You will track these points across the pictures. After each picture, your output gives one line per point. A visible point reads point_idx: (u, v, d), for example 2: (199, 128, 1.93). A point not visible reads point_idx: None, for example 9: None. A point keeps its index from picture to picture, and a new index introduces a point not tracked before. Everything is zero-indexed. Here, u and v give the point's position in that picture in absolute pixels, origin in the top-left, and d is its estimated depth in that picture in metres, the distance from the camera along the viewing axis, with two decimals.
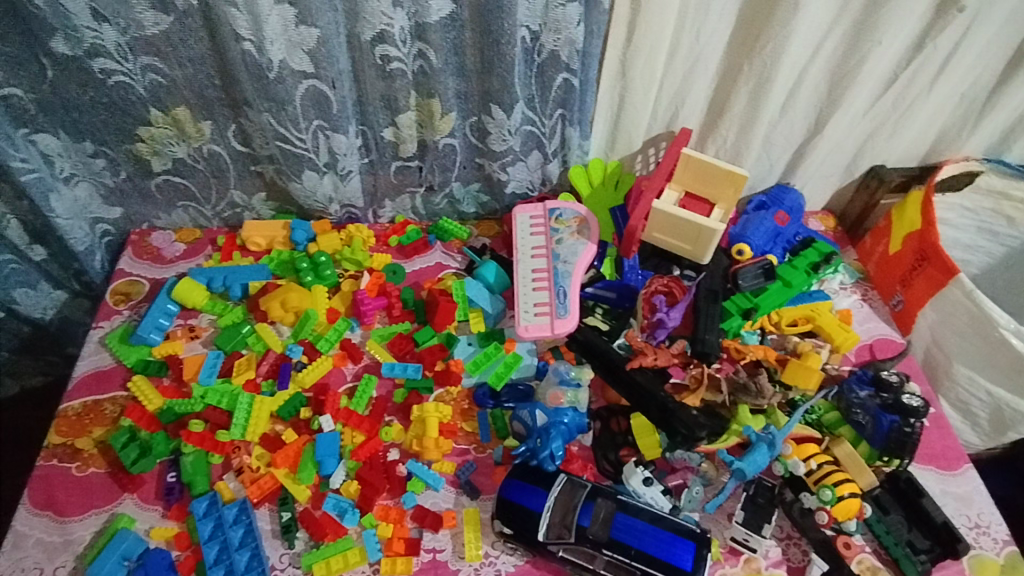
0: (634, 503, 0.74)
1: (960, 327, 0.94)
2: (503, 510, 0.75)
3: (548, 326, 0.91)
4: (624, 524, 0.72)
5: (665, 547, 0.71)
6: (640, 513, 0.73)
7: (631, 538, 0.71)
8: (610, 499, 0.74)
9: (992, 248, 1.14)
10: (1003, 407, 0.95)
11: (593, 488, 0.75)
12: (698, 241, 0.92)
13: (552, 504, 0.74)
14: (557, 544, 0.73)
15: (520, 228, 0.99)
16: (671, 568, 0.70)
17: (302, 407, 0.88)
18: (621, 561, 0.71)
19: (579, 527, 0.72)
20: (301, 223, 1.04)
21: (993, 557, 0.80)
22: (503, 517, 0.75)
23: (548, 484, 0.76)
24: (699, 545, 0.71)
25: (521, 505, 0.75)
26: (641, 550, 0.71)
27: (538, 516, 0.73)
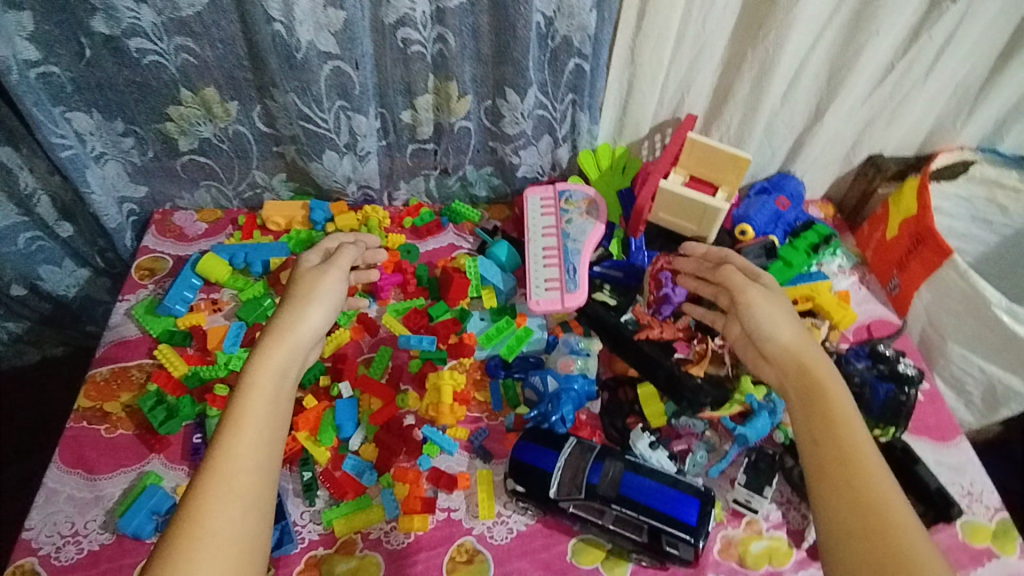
0: (642, 464, 0.78)
1: (954, 307, 0.98)
2: (516, 469, 0.79)
3: (558, 300, 0.94)
4: (632, 481, 0.75)
5: (671, 503, 0.73)
6: (646, 472, 0.76)
7: (639, 495, 0.74)
8: (619, 459, 0.78)
9: (986, 238, 1.20)
10: (996, 384, 0.99)
11: (602, 450, 0.79)
12: (702, 220, 0.96)
13: (563, 464, 0.78)
14: (567, 501, 0.76)
15: (531, 209, 1.03)
16: (678, 523, 0.72)
17: (322, 375, 0.91)
18: (630, 516, 0.74)
19: (589, 484, 0.75)
20: (320, 203, 1.09)
21: (985, 523, 0.83)
22: (516, 476, 0.78)
23: (558, 446, 0.79)
24: (703, 501, 0.74)
25: (534, 465, 0.78)
26: (648, 505, 0.73)
27: (549, 475, 0.77)
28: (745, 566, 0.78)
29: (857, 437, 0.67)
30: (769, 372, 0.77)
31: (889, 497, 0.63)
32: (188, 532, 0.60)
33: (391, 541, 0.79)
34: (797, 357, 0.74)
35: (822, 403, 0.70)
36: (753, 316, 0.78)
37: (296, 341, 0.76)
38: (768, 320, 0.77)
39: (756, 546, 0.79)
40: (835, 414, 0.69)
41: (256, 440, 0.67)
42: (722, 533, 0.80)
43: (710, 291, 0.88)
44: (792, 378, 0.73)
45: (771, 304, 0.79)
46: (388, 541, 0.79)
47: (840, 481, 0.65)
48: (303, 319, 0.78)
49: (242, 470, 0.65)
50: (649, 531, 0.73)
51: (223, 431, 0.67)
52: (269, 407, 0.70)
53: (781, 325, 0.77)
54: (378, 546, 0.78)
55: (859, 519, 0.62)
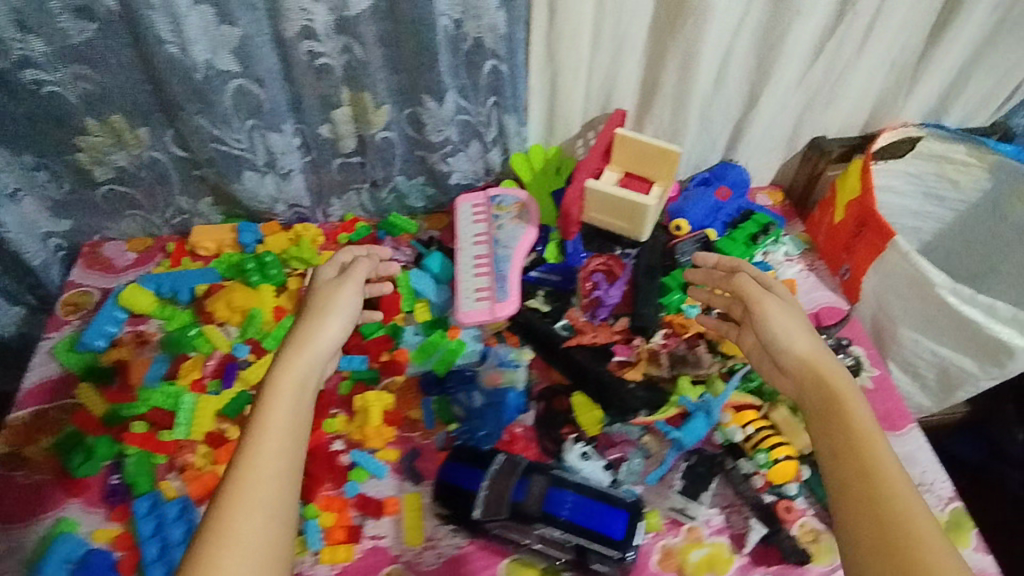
0: (569, 477, 0.75)
1: (901, 289, 0.94)
2: (442, 491, 0.77)
3: (488, 311, 0.91)
4: (557, 497, 0.72)
5: (598, 518, 0.71)
6: (573, 487, 0.73)
7: (565, 511, 0.71)
8: (544, 474, 0.74)
9: (940, 215, 1.17)
10: (948, 366, 0.95)
11: (529, 465, 0.76)
12: (633, 218, 0.92)
13: (488, 483, 0.75)
14: (491, 522, 0.73)
15: (462, 217, 1.00)
16: (603, 540, 0.70)
17: (247, 404, 0.89)
18: (555, 534, 0.71)
19: (513, 503, 0.73)
20: (249, 226, 1.06)
21: (937, 514, 0.80)
22: (441, 498, 0.76)
23: (485, 464, 0.76)
24: (631, 513, 0.72)
25: (458, 486, 0.75)
26: (573, 523, 0.71)
27: (473, 496, 0.74)
28: None
29: (880, 450, 0.63)
30: (786, 383, 0.74)
31: (913, 513, 0.58)
32: (214, 538, 0.56)
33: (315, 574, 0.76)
34: (814, 368, 0.71)
35: (842, 415, 0.66)
36: (768, 327, 0.75)
37: (317, 349, 0.72)
38: (781, 329, 0.74)
39: (695, 555, 0.76)
40: (855, 427, 0.64)
41: (279, 449, 0.62)
42: (660, 543, 0.77)
43: (723, 301, 0.84)
44: (809, 388, 0.70)
45: (788, 315, 0.75)
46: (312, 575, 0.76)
47: (859, 495, 0.60)
48: (323, 327, 0.74)
49: (267, 479, 0.60)
50: (574, 549, 0.71)
51: (247, 434, 0.63)
52: (294, 410, 0.66)
53: (798, 337, 0.73)
54: None
55: (880, 530, 0.57)
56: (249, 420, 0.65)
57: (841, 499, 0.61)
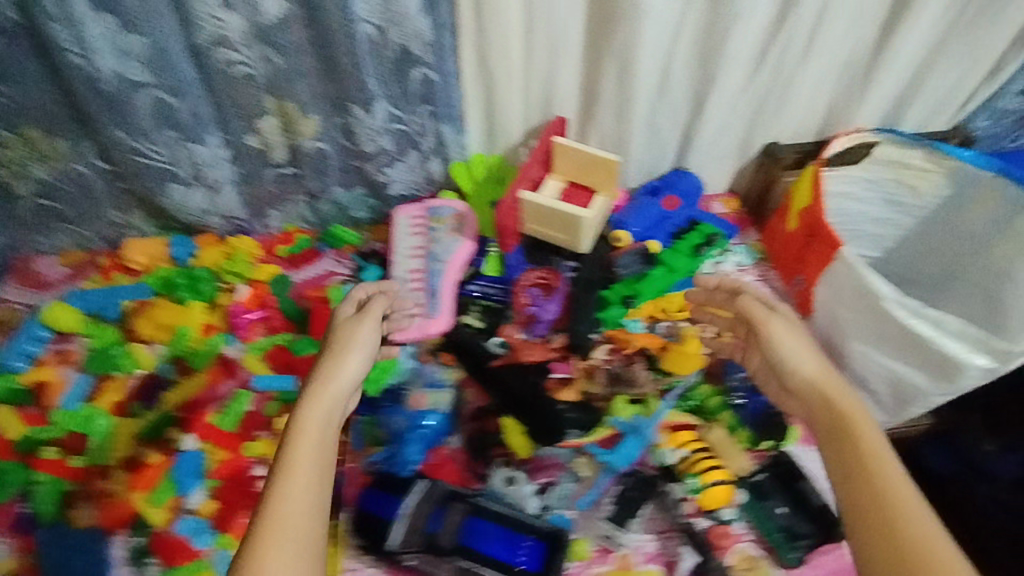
0: (488, 506, 0.73)
1: (849, 300, 0.91)
2: (359, 519, 0.73)
3: (419, 328, 0.87)
4: (473, 527, 0.71)
5: (515, 552, 0.70)
6: (491, 516, 0.72)
7: (483, 544, 0.70)
8: (463, 502, 0.72)
9: (901, 222, 1.12)
10: (901, 383, 0.91)
11: (449, 493, 0.73)
12: (569, 229, 0.88)
13: (407, 510, 0.72)
14: (408, 553, 0.71)
15: (399, 230, 0.95)
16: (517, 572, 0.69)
17: (169, 427, 0.86)
18: (470, 567, 0.69)
19: (428, 533, 0.70)
20: (182, 239, 1.03)
21: None
22: (359, 527, 0.73)
23: (405, 491, 0.73)
24: (548, 544, 0.71)
25: (377, 513, 0.72)
26: (487, 554, 0.69)
27: (391, 523, 0.71)
28: None
29: (891, 468, 0.58)
30: (795, 405, 0.69)
31: (931, 537, 0.53)
32: None
33: None
34: (819, 386, 0.66)
35: (854, 436, 0.61)
36: (774, 349, 0.70)
37: (341, 388, 0.65)
38: (788, 348, 0.69)
39: None
40: (862, 446, 0.60)
41: (306, 497, 0.55)
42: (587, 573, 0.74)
43: (726, 323, 0.80)
44: (817, 408, 0.65)
45: (795, 335, 0.70)
46: None
47: (873, 518, 0.55)
48: (349, 364, 0.67)
49: (292, 530, 0.53)
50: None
51: (270, 484, 0.56)
52: (319, 455, 0.59)
53: (805, 355, 0.68)
54: None
55: (896, 552, 0.52)
56: (272, 468, 0.58)
57: (854, 521, 0.56)
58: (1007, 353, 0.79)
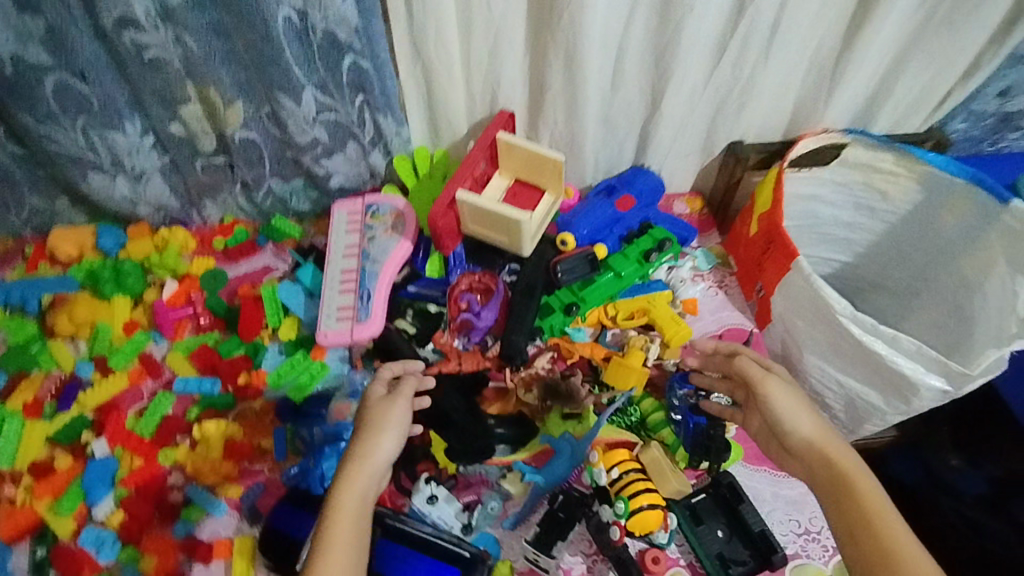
0: (404, 527, 0.69)
1: (805, 312, 0.86)
2: (269, 538, 0.71)
3: (348, 332, 0.83)
4: (384, 550, 0.68)
5: None
6: (405, 538, 0.68)
7: (392, 568, 0.67)
8: (376, 524, 0.68)
9: (873, 226, 1.04)
10: (855, 398, 0.87)
11: None
12: (510, 233, 0.84)
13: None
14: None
15: (336, 226, 0.92)
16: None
17: (83, 430, 0.81)
18: None
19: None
20: (111, 229, 0.97)
21: (819, 567, 0.73)
22: (265, 544, 0.71)
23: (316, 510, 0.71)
24: (462, 571, 0.67)
25: (288, 532, 0.70)
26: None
27: (302, 542, 0.69)
28: None
29: (898, 531, 0.56)
30: (796, 470, 0.65)
31: None
32: None
33: None
34: (824, 452, 0.62)
35: (859, 502, 0.58)
36: (771, 409, 0.66)
37: (366, 478, 0.60)
38: (787, 410, 0.65)
39: None
40: (868, 508, 0.57)
41: None
42: None
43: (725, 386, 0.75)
44: (821, 477, 0.61)
45: (794, 393, 0.66)
46: None
47: None
48: (375, 449, 0.62)
49: None
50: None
51: None
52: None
53: (805, 417, 0.65)
54: None
55: None
56: None
57: None
58: (963, 376, 0.75)
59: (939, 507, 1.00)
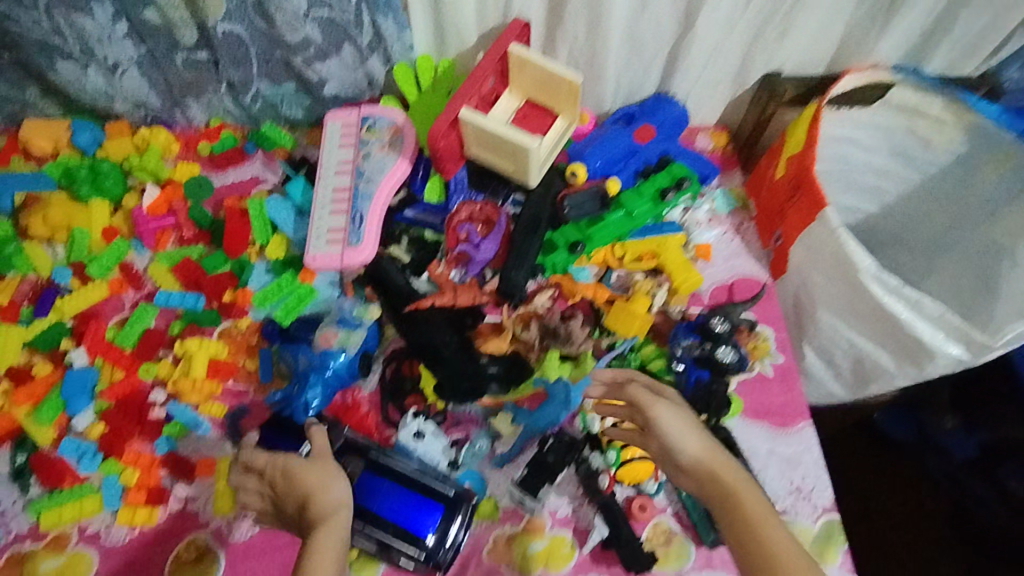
0: (389, 463, 0.68)
1: (826, 268, 0.81)
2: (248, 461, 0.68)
3: (338, 256, 0.78)
4: (368, 484, 0.67)
5: (406, 512, 0.66)
6: (389, 474, 0.67)
7: (372, 501, 0.66)
8: (361, 457, 0.68)
9: (908, 177, 0.96)
10: (865, 359, 0.83)
11: (345, 444, 0.69)
12: (517, 159, 0.77)
13: (301, 458, 0.67)
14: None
15: (329, 137, 0.85)
16: (407, 536, 0.65)
17: (64, 337, 0.78)
18: (358, 525, 0.65)
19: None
20: (87, 125, 0.90)
21: (808, 526, 0.72)
22: (246, 468, 0.68)
23: (300, 436, 0.69)
24: (447, 510, 0.66)
25: (269, 457, 0.68)
26: (378, 513, 0.66)
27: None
28: (514, 569, 0.68)
29: (785, 542, 0.56)
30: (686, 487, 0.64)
31: None
32: None
33: (109, 536, 0.69)
34: (711, 470, 0.61)
35: (746, 521, 0.58)
36: (659, 431, 0.64)
37: (339, 530, 0.60)
38: (674, 429, 0.64)
39: (534, 547, 0.69)
40: (753, 519, 0.58)
41: None
42: (495, 533, 0.70)
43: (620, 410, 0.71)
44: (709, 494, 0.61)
45: (679, 412, 0.65)
46: (107, 536, 0.69)
47: None
48: (336, 501, 0.62)
49: None
50: (377, 543, 0.65)
51: None
52: None
53: (690, 434, 0.63)
54: (95, 541, 0.69)
55: None
56: None
57: None
58: (983, 346, 0.72)
59: (925, 465, 1.04)
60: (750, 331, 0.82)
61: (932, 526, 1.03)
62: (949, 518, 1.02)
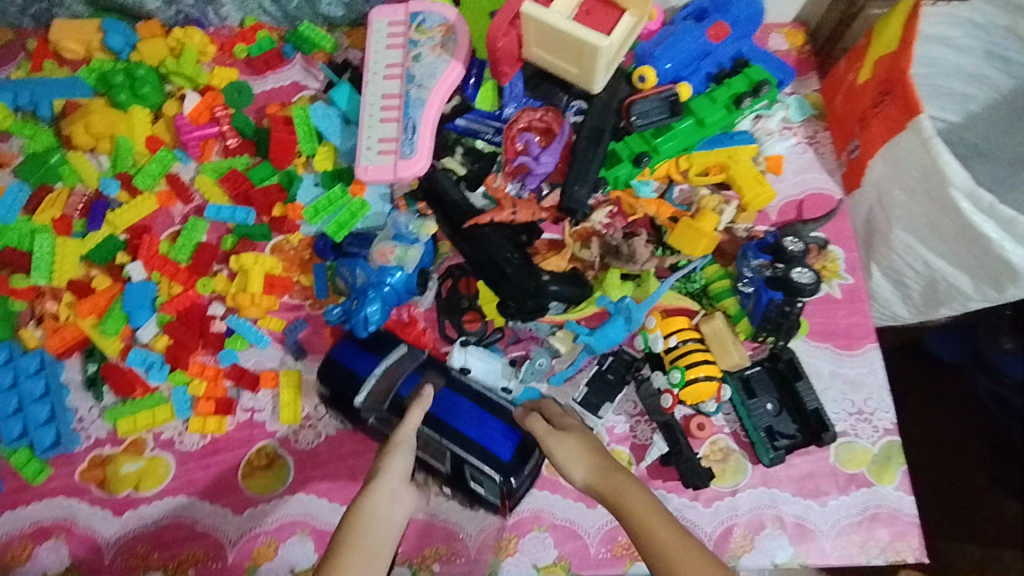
0: (467, 381, 0.68)
1: (911, 183, 0.74)
2: (327, 367, 0.69)
3: (390, 167, 0.75)
4: (447, 399, 0.66)
5: (484, 431, 0.63)
6: (470, 391, 0.67)
7: (450, 415, 0.65)
8: (442, 372, 0.68)
9: (998, 82, 0.82)
10: (939, 280, 0.77)
11: (427, 359, 0.69)
12: (583, 62, 0.71)
13: (380, 369, 0.68)
14: (371, 412, 0.67)
15: (375, 37, 0.79)
16: (483, 454, 0.62)
17: (118, 251, 0.77)
18: (432, 438, 0.64)
19: (398, 396, 0.66)
20: (118, 25, 0.84)
21: (867, 447, 0.71)
22: (325, 376, 0.69)
23: (384, 350, 0.69)
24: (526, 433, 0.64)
25: (348, 366, 0.68)
26: (455, 428, 0.64)
27: (363, 379, 0.67)
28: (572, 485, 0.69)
29: (685, 549, 0.52)
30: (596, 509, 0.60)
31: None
32: None
33: (183, 442, 0.71)
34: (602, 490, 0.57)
35: (642, 536, 0.53)
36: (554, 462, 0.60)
37: (381, 498, 0.56)
38: (565, 458, 0.59)
39: None
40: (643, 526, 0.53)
41: None
42: None
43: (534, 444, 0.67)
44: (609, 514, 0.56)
45: (567, 435, 0.60)
46: (181, 442, 0.71)
47: None
48: (394, 467, 0.59)
49: None
50: (451, 460, 0.64)
51: None
52: None
53: (577, 461, 0.59)
54: (170, 446, 0.71)
55: None
56: None
57: None
58: None
59: (973, 388, 0.97)
60: (820, 251, 0.77)
61: (974, 447, 0.96)
62: (991, 438, 0.97)
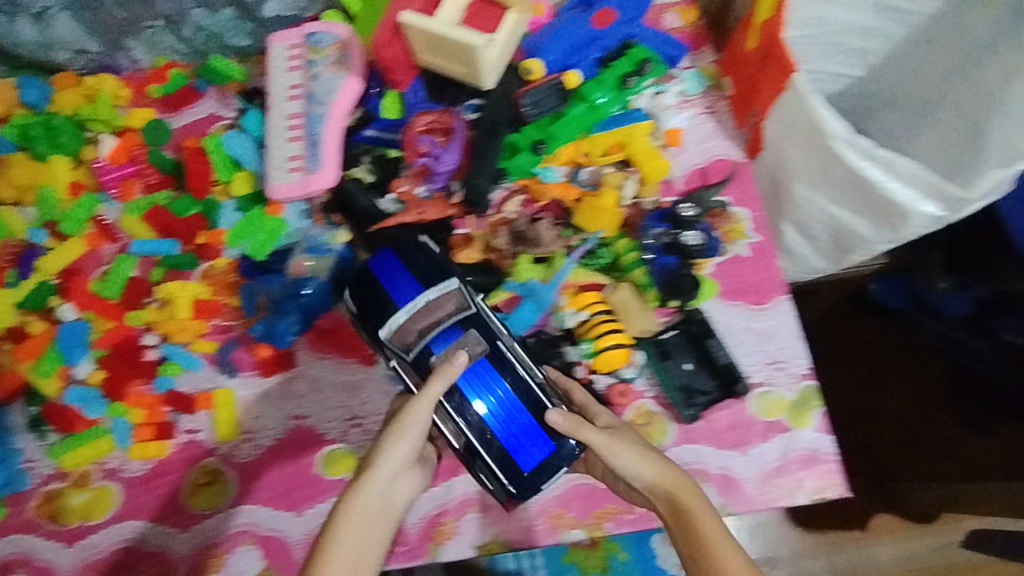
0: (510, 360, 0.63)
1: (799, 138, 0.76)
2: (361, 279, 0.66)
3: (300, 184, 0.79)
4: (481, 374, 0.61)
5: (511, 433, 0.60)
6: (508, 370, 0.62)
7: (475, 394, 0.61)
8: (486, 342, 0.63)
9: (891, 32, 0.84)
10: (841, 227, 0.79)
11: (472, 316, 0.64)
12: (468, 60, 0.75)
13: (417, 304, 0.64)
14: (393, 351, 0.64)
15: (275, 62, 0.83)
16: (501, 457, 0.60)
17: (49, 296, 0.80)
18: (450, 414, 0.62)
19: (427, 351, 0.62)
20: (33, 80, 0.88)
21: (783, 395, 0.73)
22: (356, 294, 0.66)
23: (429, 284, 0.64)
24: (558, 449, 0.60)
25: (383, 287, 0.64)
26: (477, 416, 0.60)
27: (395, 309, 0.63)
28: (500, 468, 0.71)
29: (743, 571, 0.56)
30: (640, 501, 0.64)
31: None
32: None
33: (127, 469, 0.74)
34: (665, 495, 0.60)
35: (700, 549, 0.57)
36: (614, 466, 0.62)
37: (376, 488, 0.59)
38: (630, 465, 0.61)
39: None
40: (706, 539, 0.57)
41: None
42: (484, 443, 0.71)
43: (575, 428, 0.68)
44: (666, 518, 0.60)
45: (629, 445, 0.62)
46: (125, 470, 0.74)
47: None
48: (395, 452, 0.61)
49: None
50: (466, 444, 0.61)
51: None
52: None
53: (641, 466, 0.61)
54: (115, 476, 0.74)
55: None
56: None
57: None
58: (961, 201, 0.66)
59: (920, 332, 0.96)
60: (722, 214, 0.81)
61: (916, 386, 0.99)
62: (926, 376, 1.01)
